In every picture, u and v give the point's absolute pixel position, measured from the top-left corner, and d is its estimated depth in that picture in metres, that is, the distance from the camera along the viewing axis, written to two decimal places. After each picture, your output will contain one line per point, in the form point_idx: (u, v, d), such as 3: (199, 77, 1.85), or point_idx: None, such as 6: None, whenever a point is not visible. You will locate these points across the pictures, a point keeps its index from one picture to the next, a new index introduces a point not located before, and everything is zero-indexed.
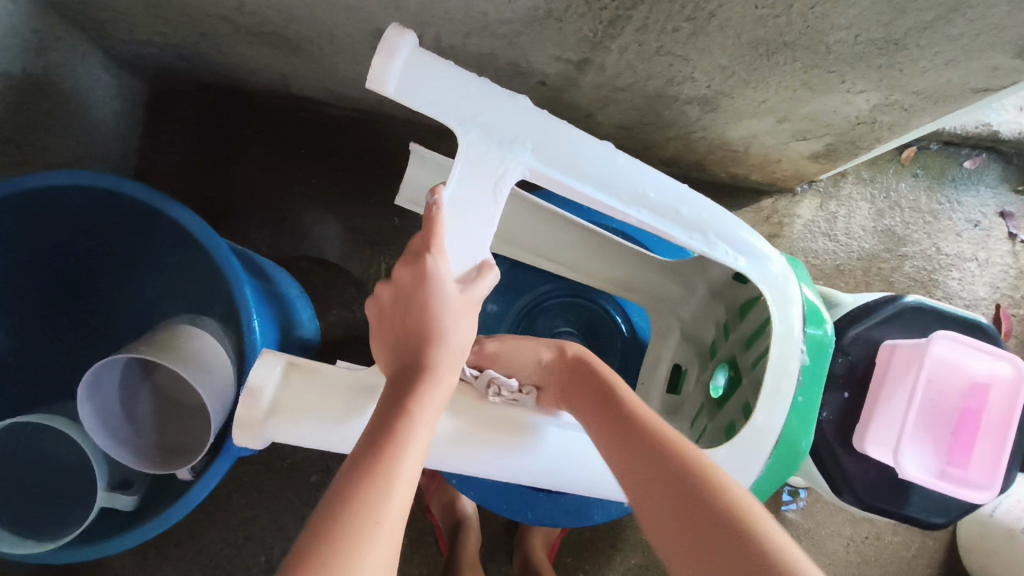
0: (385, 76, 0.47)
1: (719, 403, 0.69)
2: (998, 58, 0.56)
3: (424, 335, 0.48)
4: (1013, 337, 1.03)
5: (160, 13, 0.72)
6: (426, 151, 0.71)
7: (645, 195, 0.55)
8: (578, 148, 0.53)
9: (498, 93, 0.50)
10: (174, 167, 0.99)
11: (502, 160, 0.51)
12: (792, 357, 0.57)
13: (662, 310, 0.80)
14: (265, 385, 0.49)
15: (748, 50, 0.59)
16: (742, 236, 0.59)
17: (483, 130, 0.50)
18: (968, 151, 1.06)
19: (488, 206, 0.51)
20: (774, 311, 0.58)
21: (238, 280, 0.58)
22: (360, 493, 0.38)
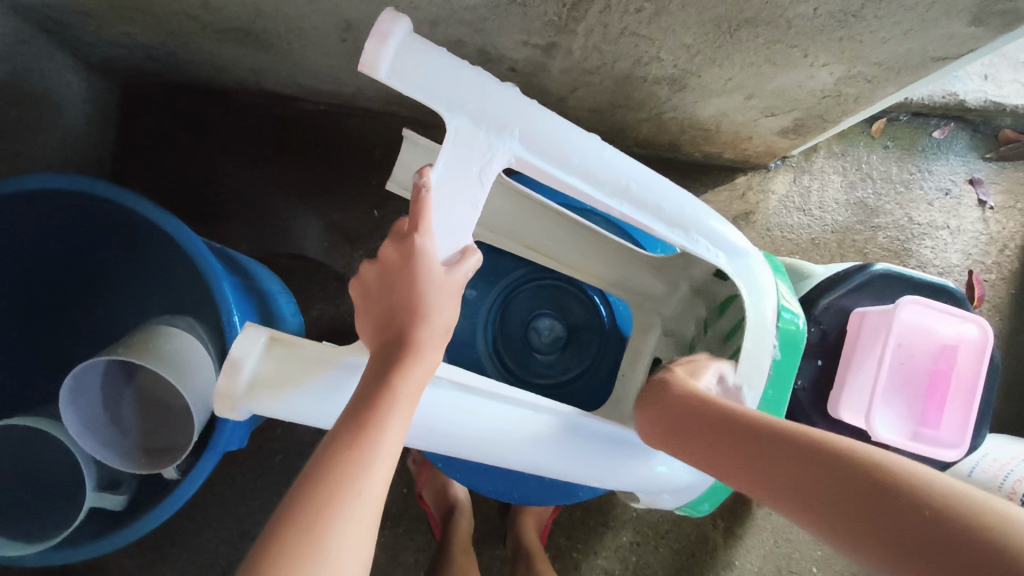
0: (377, 59, 0.45)
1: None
2: (953, 26, 0.57)
3: (409, 312, 0.48)
4: (985, 302, 1.05)
5: (124, 14, 0.72)
6: (418, 136, 0.71)
7: (629, 187, 0.55)
8: (564, 137, 0.52)
9: (491, 79, 0.50)
10: (149, 169, 0.99)
11: (490, 149, 0.50)
12: (765, 354, 0.59)
13: (645, 308, 0.79)
14: (246, 354, 0.49)
15: (712, 27, 0.60)
16: (716, 227, 0.59)
17: (473, 117, 0.49)
18: (936, 121, 1.07)
19: (472, 200, 0.51)
20: (747, 298, 0.59)
21: (216, 277, 0.58)
22: (340, 468, 0.40)
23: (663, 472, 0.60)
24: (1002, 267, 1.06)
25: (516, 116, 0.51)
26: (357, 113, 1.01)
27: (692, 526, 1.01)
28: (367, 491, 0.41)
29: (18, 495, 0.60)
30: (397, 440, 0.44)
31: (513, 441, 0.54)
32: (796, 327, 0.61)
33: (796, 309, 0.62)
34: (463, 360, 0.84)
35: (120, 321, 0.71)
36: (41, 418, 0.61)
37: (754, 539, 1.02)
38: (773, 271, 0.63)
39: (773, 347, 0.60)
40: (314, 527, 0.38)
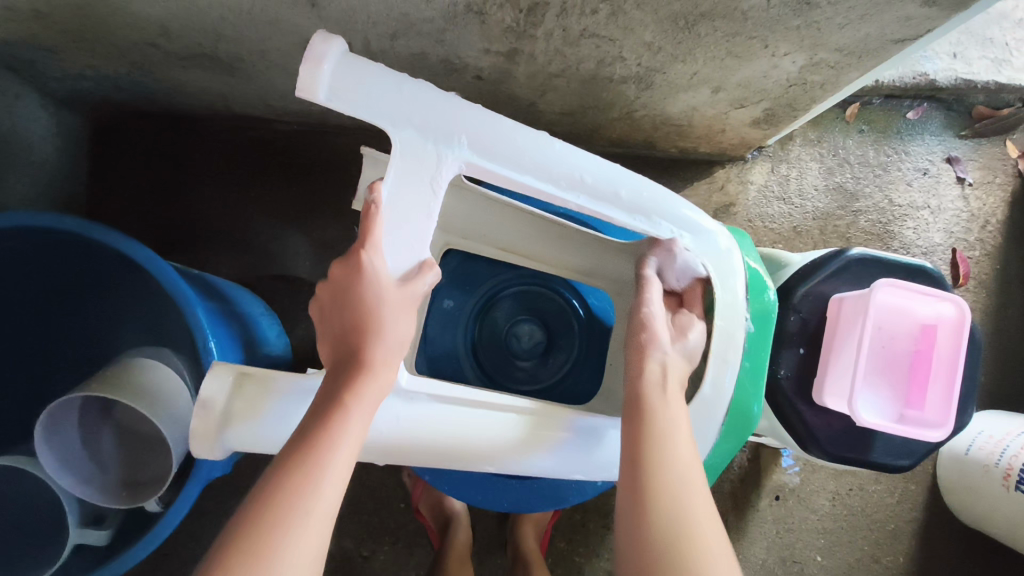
0: (314, 82, 0.46)
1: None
2: (907, 8, 0.57)
3: (362, 329, 0.49)
4: (971, 279, 1.05)
5: (87, 47, 0.72)
6: (380, 153, 0.69)
7: (583, 180, 0.54)
8: (514, 138, 0.52)
9: (430, 88, 0.50)
10: (125, 199, 0.99)
11: (438, 157, 0.51)
12: (736, 326, 0.60)
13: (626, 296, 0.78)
14: (216, 395, 0.49)
15: (669, 24, 0.60)
16: (685, 214, 0.59)
17: (417, 129, 0.50)
18: (910, 102, 1.07)
19: (427, 207, 0.51)
20: (716, 282, 0.61)
21: (188, 303, 0.58)
22: (284, 493, 0.42)
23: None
24: (985, 243, 1.06)
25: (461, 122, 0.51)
26: (330, 130, 1.00)
27: None
28: (314, 512, 0.42)
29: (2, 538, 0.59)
30: (348, 462, 0.45)
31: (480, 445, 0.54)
32: (766, 303, 0.62)
33: (767, 281, 0.63)
34: (446, 368, 0.84)
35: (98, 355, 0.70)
36: (23, 458, 0.60)
37: (756, 532, 1.01)
38: (740, 246, 0.64)
39: (746, 321, 0.61)
40: (262, 533, 0.40)
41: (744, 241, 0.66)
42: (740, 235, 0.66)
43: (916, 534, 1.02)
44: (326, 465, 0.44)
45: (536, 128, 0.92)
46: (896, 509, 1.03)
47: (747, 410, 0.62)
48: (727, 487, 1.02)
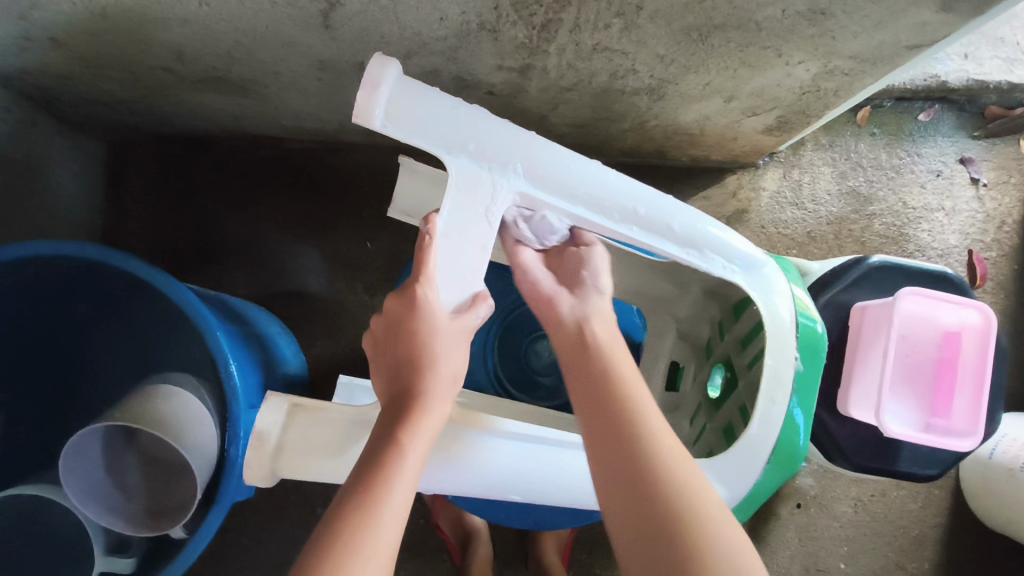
0: (371, 106, 0.49)
1: (717, 404, 0.71)
2: (922, 15, 0.56)
3: (417, 364, 0.51)
4: (988, 280, 1.04)
5: (102, 72, 0.72)
6: (414, 163, 0.71)
7: (636, 212, 0.57)
8: (564, 168, 0.55)
9: (489, 120, 0.53)
10: (139, 220, 0.99)
11: (493, 187, 0.53)
12: (786, 366, 0.58)
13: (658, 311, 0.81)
14: (271, 426, 0.51)
15: (682, 36, 0.60)
16: (716, 234, 0.60)
17: (471, 157, 0.52)
18: (921, 104, 1.07)
19: (483, 239, 0.53)
20: (761, 303, 0.60)
21: (208, 326, 0.57)
22: (345, 535, 0.42)
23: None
24: (1002, 244, 1.05)
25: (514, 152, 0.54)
26: (342, 147, 1.01)
27: None
28: (371, 552, 0.42)
29: (27, 568, 0.59)
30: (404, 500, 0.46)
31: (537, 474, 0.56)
32: (815, 332, 0.60)
33: (817, 316, 0.62)
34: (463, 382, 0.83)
35: None
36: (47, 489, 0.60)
37: (778, 541, 1.00)
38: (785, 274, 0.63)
39: (797, 358, 0.59)
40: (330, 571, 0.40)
41: (790, 270, 0.65)
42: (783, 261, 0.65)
43: (941, 540, 1.01)
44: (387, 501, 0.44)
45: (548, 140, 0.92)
46: (919, 515, 1.02)
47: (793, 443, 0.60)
48: None
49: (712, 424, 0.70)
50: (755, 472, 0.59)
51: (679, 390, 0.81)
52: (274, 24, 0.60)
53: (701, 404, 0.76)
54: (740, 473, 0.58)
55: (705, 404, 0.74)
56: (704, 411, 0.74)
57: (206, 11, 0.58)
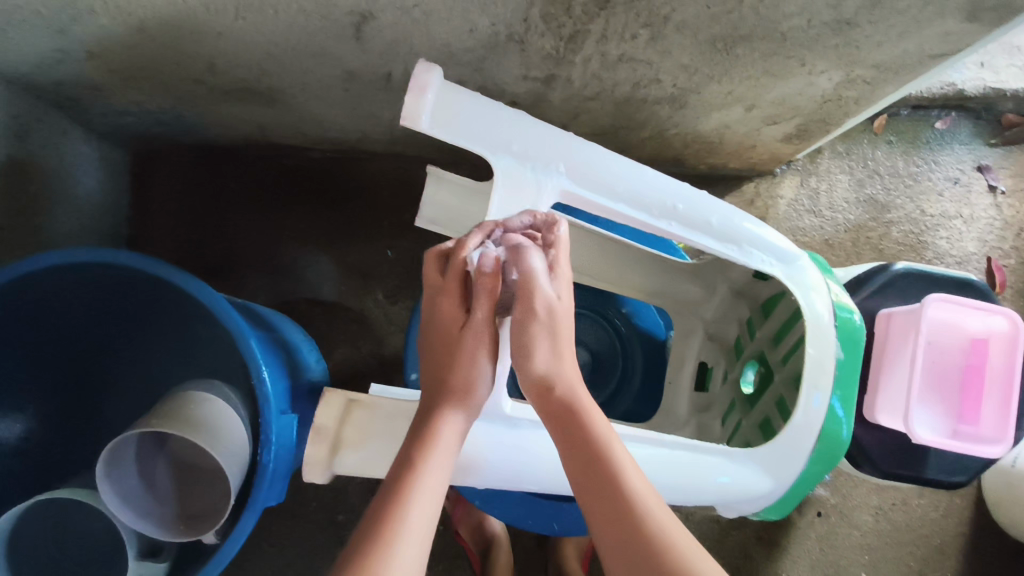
0: (418, 110, 0.52)
1: (752, 400, 0.72)
2: (948, 24, 0.57)
3: (438, 378, 0.54)
4: (1008, 288, 1.04)
5: (134, 84, 0.74)
6: (444, 171, 0.72)
7: (674, 208, 0.61)
8: (604, 167, 0.58)
9: (530, 123, 0.56)
10: (163, 229, 1.01)
11: (538, 187, 0.57)
12: (827, 354, 0.61)
13: (685, 313, 0.81)
14: (328, 421, 0.55)
15: (707, 46, 0.60)
16: (751, 229, 0.63)
17: (516, 157, 0.56)
18: (937, 112, 1.07)
19: None
20: (800, 296, 0.62)
21: (240, 332, 0.58)
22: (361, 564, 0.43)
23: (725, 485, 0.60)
24: (1021, 251, 1.05)
25: (559, 153, 0.57)
26: (362, 156, 1.02)
27: (735, 543, 0.99)
28: None
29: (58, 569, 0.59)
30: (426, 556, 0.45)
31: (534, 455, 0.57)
32: (854, 324, 0.62)
33: (851, 307, 0.64)
34: None
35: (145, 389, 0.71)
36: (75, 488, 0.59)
37: (799, 550, 1.00)
38: (820, 270, 0.66)
39: (837, 346, 0.62)
40: None
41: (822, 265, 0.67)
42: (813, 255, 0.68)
43: (963, 549, 1.00)
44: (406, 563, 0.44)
45: None
46: (941, 524, 1.01)
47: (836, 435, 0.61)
48: None
49: (748, 421, 0.71)
50: (799, 461, 0.62)
51: (708, 391, 0.80)
52: (306, 37, 0.61)
53: (734, 401, 0.76)
54: (782, 462, 0.61)
55: (739, 402, 0.74)
56: (737, 408, 0.74)
57: (241, 24, 0.59)
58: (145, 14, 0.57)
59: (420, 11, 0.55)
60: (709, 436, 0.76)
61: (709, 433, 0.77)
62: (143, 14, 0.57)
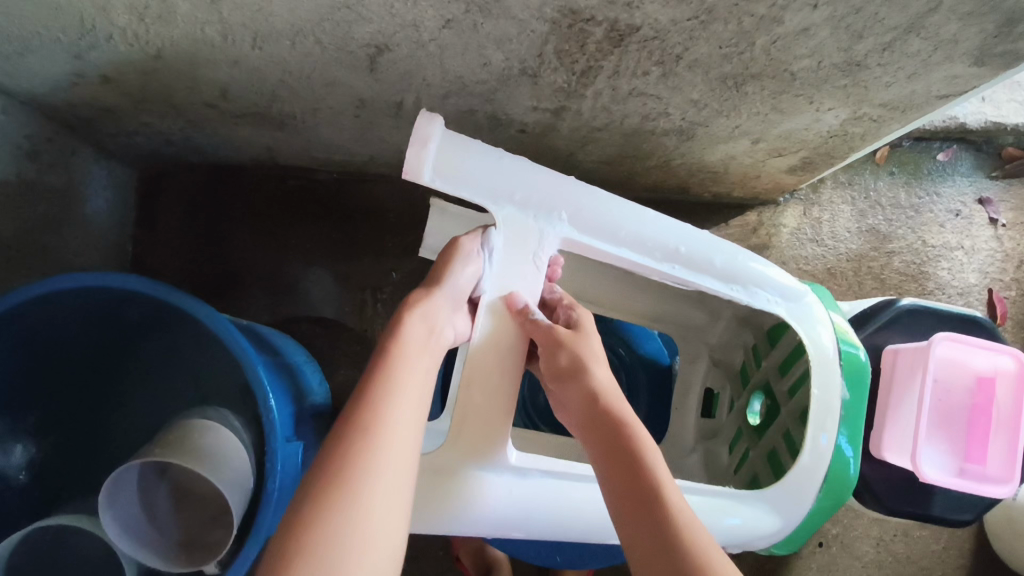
0: (421, 164, 0.53)
1: (760, 430, 0.72)
2: (955, 68, 0.58)
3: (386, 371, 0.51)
4: (1008, 319, 1.05)
5: (145, 106, 0.74)
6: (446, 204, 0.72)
7: (676, 250, 0.61)
8: (605, 213, 0.59)
9: (531, 169, 0.57)
10: (168, 248, 1.01)
11: (540, 232, 0.58)
12: (834, 393, 0.62)
13: (690, 338, 0.82)
14: None
15: (718, 84, 0.61)
16: (758, 269, 0.63)
17: (517, 206, 0.57)
18: (939, 144, 1.08)
19: (532, 282, 0.58)
20: (804, 335, 0.63)
21: (249, 361, 0.57)
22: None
23: (736, 525, 0.60)
24: (1021, 283, 1.06)
25: (560, 202, 0.58)
26: (369, 178, 1.03)
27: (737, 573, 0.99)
28: None
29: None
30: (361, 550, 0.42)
31: (547, 503, 0.57)
32: (859, 359, 0.63)
33: (856, 341, 0.66)
34: None
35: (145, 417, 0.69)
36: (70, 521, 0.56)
37: None
38: (824, 304, 0.67)
39: (842, 387, 0.62)
40: None
41: (825, 298, 0.68)
42: (816, 287, 0.69)
43: None
44: (336, 545, 0.42)
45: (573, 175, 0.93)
46: (943, 556, 1.01)
47: (843, 472, 0.62)
48: None
49: (757, 451, 0.71)
50: (809, 496, 0.62)
51: (715, 418, 0.80)
52: (320, 66, 0.62)
53: (741, 429, 0.75)
54: (793, 494, 0.62)
55: (745, 431, 0.74)
56: (744, 437, 0.74)
57: (256, 54, 0.59)
58: (161, 42, 0.58)
59: (436, 45, 0.56)
60: (716, 462, 0.76)
61: (716, 461, 0.76)
62: (160, 41, 0.57)
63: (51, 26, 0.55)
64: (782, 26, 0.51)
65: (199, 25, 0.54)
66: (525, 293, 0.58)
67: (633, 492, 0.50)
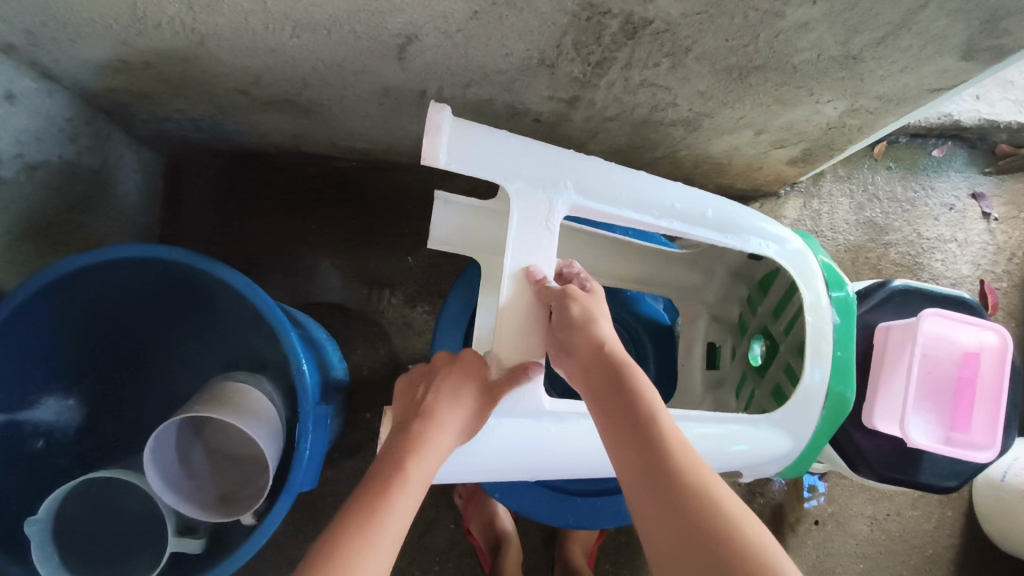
0: (436, 150, 0.56)
1: (761, 370, 0.76)
2: (945, 62, 0.62)
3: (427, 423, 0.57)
4: (1000, 309, 1.09)
5: (180, 92, 0.78)
6: (450, 195, 0.73)
7: (672, 207, 0.65)
8: (606, 178, 0.63)
9: (536, 148, 0.60)
10: (193, 231, 1.05)
11: (550, 202, 0.60)
12: (825, 322, 0.65)
13: (690, 299, 0.86)
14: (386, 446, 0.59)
15: (724, 75, 0.65)
16: (764, 226, 0.68)
17: (527, 179, 0.59)
18: (935, 140, 1.13)
19: (546, 244, 0.60)
20: (802, 286, 0.67)
21: (284, 328, 0.62)
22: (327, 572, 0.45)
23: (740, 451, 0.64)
24: (1012, 275, 1.11)
25: (564, 171, 0.61)
26: (386, 167, 1.07)
27: None
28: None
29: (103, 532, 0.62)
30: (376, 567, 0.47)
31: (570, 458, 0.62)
32: (847, 297, 0.67)
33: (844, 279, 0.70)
34: None
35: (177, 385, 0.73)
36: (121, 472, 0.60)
37: (797, 556, 1.03)
38: (811, 247, 0.70)
39: (833, 315, 0.66)
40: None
41: (810, 242, 0.71)
42: (806, 236, 0.72)
43: (954, 560, 1.05)
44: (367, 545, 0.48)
45: None
46: (933, 536, 1.05)
47: (839, 397, 0.66)
48: (767, 511, 1.04)
49: (761, 389, 0.75)
50: (804, 433, 0.66)
51: (719, 368, 0.84)
52: (352, 55, 0.66)
53: (745, 374, 0.79)
54: (793, 430, 0.66)
55: (749, 373, 0.78)
56: (749, 379, 0.78)
57: (293, 42, 0.64)
58: (206, 30, 0.62)
59: (462, 36, 0.60)
60: (724, 409, 0.80)
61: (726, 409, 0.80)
62: (205, 30, 0.62)
63: (104, 14, 0.59)
64: (784, 21, 0.55)
65: (243, 14, 0.59)
66: (546, 266, 0.60)
67: (634, 434, 0.51)
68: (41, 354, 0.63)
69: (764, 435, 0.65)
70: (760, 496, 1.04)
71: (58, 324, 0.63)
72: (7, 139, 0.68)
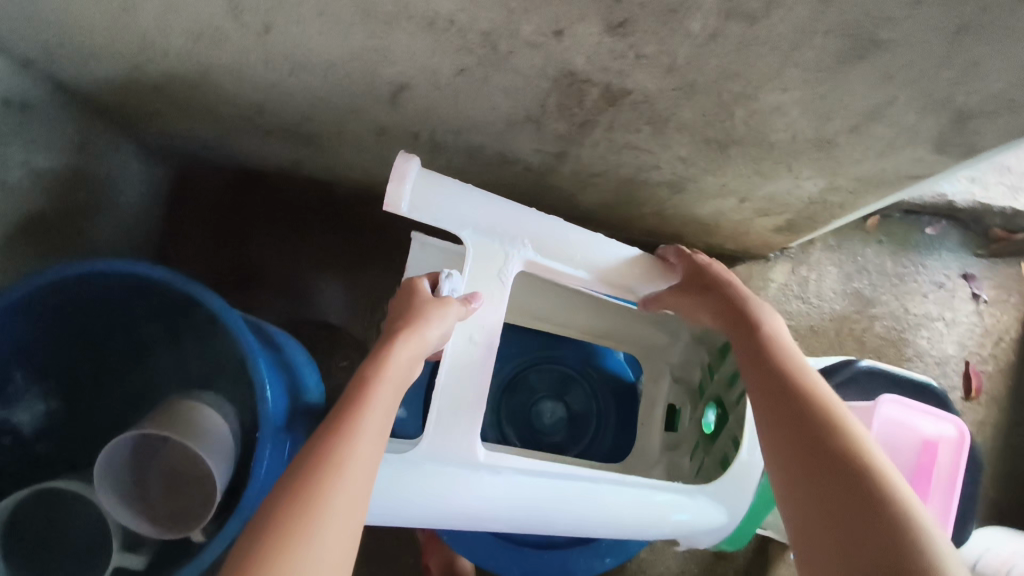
0: (398, 198, 0.59)
1: (713, 438, 0.76)
2: (919, 152, 0.63)
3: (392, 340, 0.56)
4: (983, 393, 1.09)
5: (187, 113, 0.81)
6: (428, 239, 0.75)
7: (624, 270, 0.69)
8: (564, 240, 0.67)
9: (498, 203, 0.64)
10: (189, 241, 1.07)
11: (505, 255, 0.64)
12: None
13: (653, 360, 0.87)
14: None
15: (703, 145, 0.67)
16: None
17: (484, 233, 0.63)
18: (928, 218, 1.14)
19: (500, 297, 0.64)
20: None
21: (253, 352, 0.62)
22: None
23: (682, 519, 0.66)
24: (998, 359, 1.10)
25: (524, 231, 0.65)
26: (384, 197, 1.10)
27: None
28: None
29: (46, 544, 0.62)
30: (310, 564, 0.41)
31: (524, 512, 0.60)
32: None
33: None
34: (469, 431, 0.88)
35: (147, 397, 0.74)
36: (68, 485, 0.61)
37: None
38: None
39: None
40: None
41: None
42: None
43: None
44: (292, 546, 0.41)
45: (572, 215, 0.99)
46: None
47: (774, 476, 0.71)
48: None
49: (711, 458, 0.75)
50: (743, 494, 0.70)
51: (678, 431, 0.84)
52: (347, 96, 0.69)
53: (699, 441, 0.79)
54: (733, 495, 0.69)
55: (702, 441, 0.78)
56: (701, 447, 0.78)
57: (292, 79, 0.66)
58: (211, 62, 0.65)
59: (450, 89, 0.63)
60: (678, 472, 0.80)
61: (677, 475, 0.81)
62: (209, 62, 0.65)
63: (117, 40, 0.63)
64: (758, 102, 0.57)
65: (245, 52, 0.61)
66: (488, 337, 0.63)
67: (811, 445, 0.51)
68: (17, 361, 0.65)
69: (703, 505, 0.68)
70: (724, 560, 1.03)
71: (35, 331, 0.64)
72: (16, 148, 0.71)
